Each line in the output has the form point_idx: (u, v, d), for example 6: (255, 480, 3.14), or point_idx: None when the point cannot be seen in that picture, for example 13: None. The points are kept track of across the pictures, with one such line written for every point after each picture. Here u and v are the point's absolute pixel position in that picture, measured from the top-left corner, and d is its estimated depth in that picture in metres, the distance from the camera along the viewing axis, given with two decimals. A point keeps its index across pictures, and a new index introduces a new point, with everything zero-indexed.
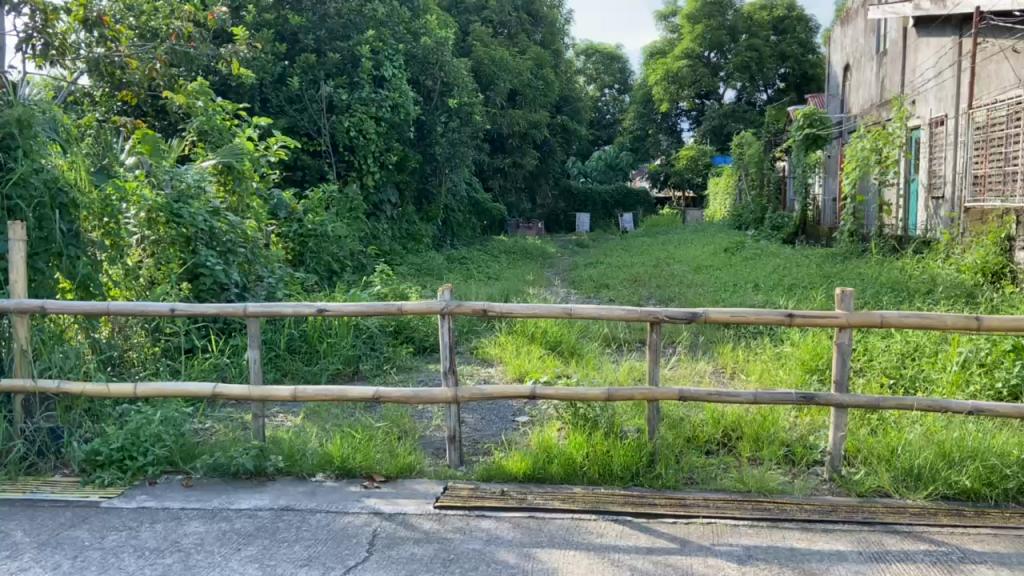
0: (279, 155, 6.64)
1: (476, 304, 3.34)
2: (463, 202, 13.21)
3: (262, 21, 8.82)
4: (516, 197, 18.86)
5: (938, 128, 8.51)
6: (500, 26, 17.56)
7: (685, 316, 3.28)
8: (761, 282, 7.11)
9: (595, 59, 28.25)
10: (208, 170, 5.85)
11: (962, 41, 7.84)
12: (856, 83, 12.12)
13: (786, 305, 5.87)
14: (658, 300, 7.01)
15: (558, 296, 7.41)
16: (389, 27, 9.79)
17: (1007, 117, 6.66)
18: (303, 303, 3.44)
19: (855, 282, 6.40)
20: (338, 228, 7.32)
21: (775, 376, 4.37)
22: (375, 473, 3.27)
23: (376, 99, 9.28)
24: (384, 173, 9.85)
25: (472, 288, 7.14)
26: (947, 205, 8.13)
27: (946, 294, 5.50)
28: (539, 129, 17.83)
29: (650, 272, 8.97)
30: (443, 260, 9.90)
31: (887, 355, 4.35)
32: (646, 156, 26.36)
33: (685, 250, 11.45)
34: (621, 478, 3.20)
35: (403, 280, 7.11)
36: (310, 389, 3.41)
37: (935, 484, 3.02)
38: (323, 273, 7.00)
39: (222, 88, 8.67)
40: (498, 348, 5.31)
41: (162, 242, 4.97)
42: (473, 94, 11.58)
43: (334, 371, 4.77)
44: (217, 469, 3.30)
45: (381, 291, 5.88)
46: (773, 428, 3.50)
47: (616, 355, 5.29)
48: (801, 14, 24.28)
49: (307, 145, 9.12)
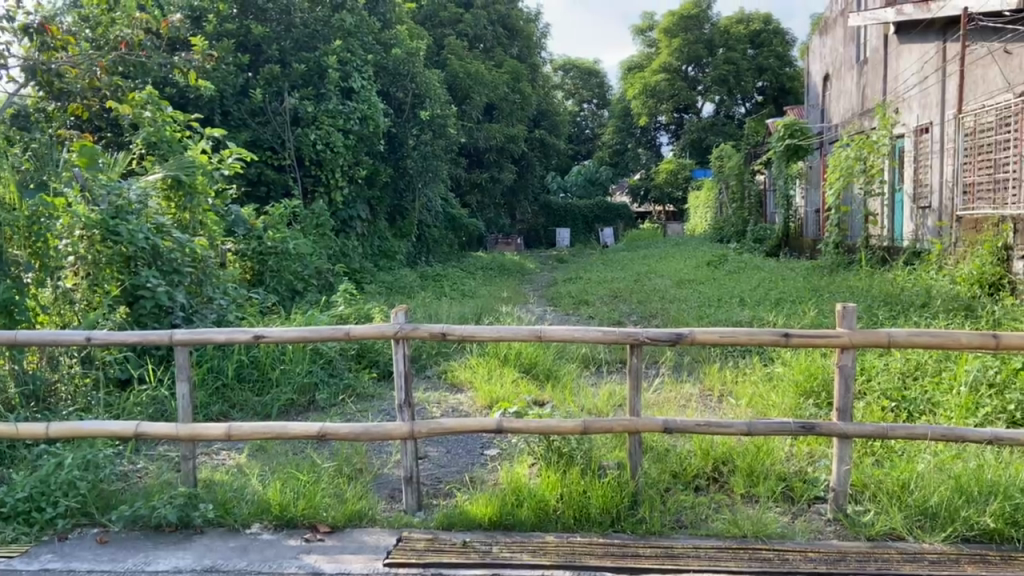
0: (236, 168, 6.24)
1: (434, 326, 2.96)
2: (439, 218, 12.84)
3: (223, 31, 8.45)
4: (494, 212, 18.53)
5: (923, 136, 8.30)
6: (475, 41, 17.33)
7: (668, 337, 2.92)
8: (747, 296, 6.78)
9: (573, 74, 28.15)
10: (155, 184, 5.40)
11: (946, 46, 7.64)
12: (836, 93, 11.97)
13: (775, 320, 5.54)
14: (640, 316, 6.67)
15: (536, 314, 7.06)
16: (358, 37, 9.47)
17: (996, 122, 6.45)
18: (238, 328, 3.06)
19: (847, 296, 6.09)
20: (300, 244, 6.92)
21: (767, 400, 4.01)
22: (319, 523, 2.87)
23: (344, 111, 8.90)
24: (354, 187, 9.45)
25: (443, 307, 6.75)
26: (935, 215, 7.89)
27: (945, 307, 5.22)
28: (516, 143, 17.54)
29: (631, 287, 8.64)
30: (416, 278, 9.51)
31: (887, 374, 4.03)
32: (626, 170, 26.18)
33: (667, 264, 11.13)
34: (600, 523, 2.82)
35: (369, 299, 6.72)
36: (245, 426, 3.01)
37: (954, 526, 2.67)
38: (284, 293, 6.59)
39: (180, 100, 8.25)
40: (468, 371, 4.91)
41: (97, 263, 4.54)
42: (447, 107, 11.26)
43: (285, 402, 4.34)
44: (138, 521, 2.90)
45: (344, 311, 5.49)
46: (769, 461, 3.14)
47: (595, 378, 4.93)
48: (777, 27, 24.30)
49: (270, 159, 8.72)
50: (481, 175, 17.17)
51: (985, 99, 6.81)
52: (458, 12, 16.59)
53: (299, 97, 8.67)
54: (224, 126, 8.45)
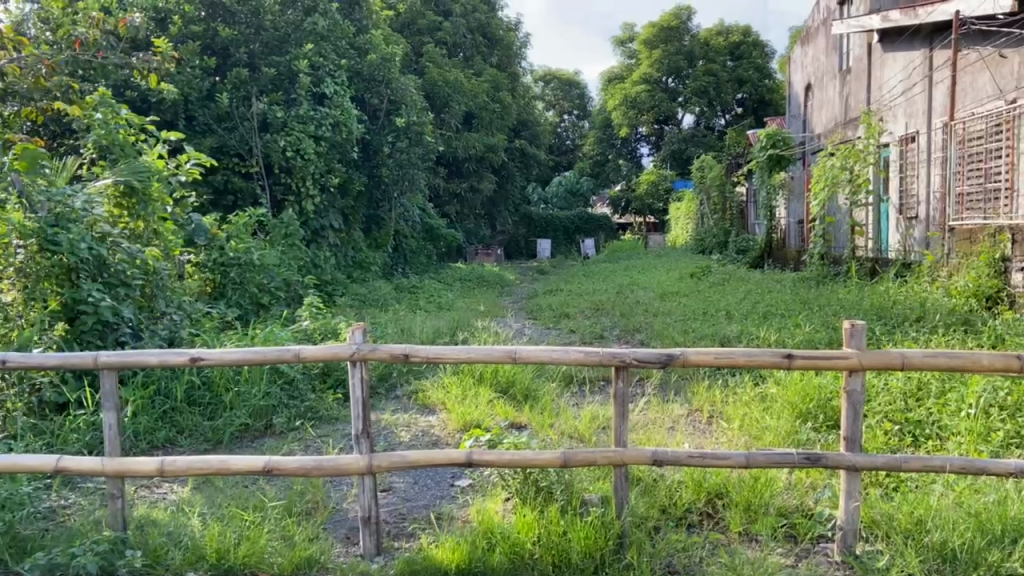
0: (195, 174, 5.86)
1: (396, 347, 2.64)
2: (416, 228, 12.50)
3: (189, 33, 8.08)
4: (474, 223, 18.21)
5: (908, 145, 8.14)
6: (454, 49, 17.05)
7: (658, 359, 2.62)
8: (734, 309, 6.51)
9: (554, 85, 28.00)
10: (106, 191, 5.04)
11: (933, 53, 7.49)
12: (819, 103, 11.83)
13: (765, 334, 5.27)
14: (623, 331, 6.37)
15: (514, 328, 6.73)
16: (331, 41, 9.17)
17: (985, 130, 6.30)
18: (173, 350, 2.72)
19: (839, 309, 5.84)
20: (266, 254, 6.55)
21: (762, 424, 3.71)
22: (262, 573, 2.52)
23: (316, 116, 8.57)
24: (326, 196, 9.09)
25: (416, 320, 6.42)
26: (922, 225, 7.73)
27: (942, 322, 4.98)
28: (496, 153, 17.26)
29: (613, 300, 8.35)
30: (391, 290, 9.17)
31: (888, 395, 3.76)
32: (607, 181, 26.01)
33: (649, 276, 10.89)
34: (582, 569, 2.50)
35: (339, 313, 6.36)
36: (181, 461, 2.70)
37: (978, 571, 2.37)
38: (247, 307, 6.23)
39: (142, 104, 7.86)
40: (441, 392, 4.56)
41: (34, 275, 4.17)
42: (424, 114, 10.97)
43: (238, 427, 3.99)
44: (53, 571, 2.53)
45: (308, 325, 5.13)
46: (768, 495, 2.84)
47: (576, 398, 4.60)
48: (756, 39, 24.30)
49: (237, 166, 8.35)
50: (459, 185, 16.85)
51: (974, 107, 6.66)
52: (437, 20, 16.33)
53: (269, 101, 8.32)
54: (188, 132, 8.06)
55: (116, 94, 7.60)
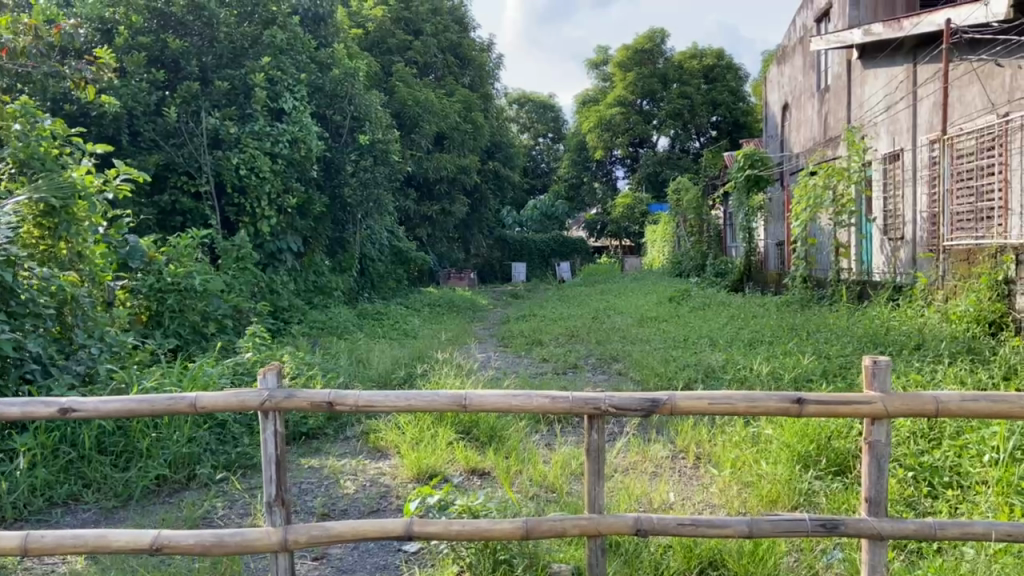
0: (125, 191, 5.28)
1: (318, 393, 2.14)
2: (384, 251, 11.98)
3: (136, 44, 7.52)
4: (447, 246, 17.69)
5: (892, 164, 7.85)
6: (425, 69, 16.66)
7: (640, 407, 2.16)
8: (717, 336, 6.09)
9: (528, 108, 27.81)
10: (19, 208, 4.48)
11: (916, 68, 7.23)
12: (797, 123, 11.59)
13: (752, 364, 4.83)
14: (599, 361, 5.93)
15: (480, 357, 6.23)
16: (291, 56, 8.75)
17: (976, 147, 5.99)
18: (39, 401, 2.24)
19: (830, 336, 5.42)
20: (210, 279, 5.99)
21: (758, 470, 3.23)
22: None
23: (273, 133, 8.10)
24: (284, 217, 8.53)
25: (374, 350, 5.90)
26: (910, 248, 7.42)
27: (945, 349, 4.58)
28: (468, 174, 16.82)
29: (588, 325, 7.90)
30: (353, 316, 8.65)
31: (898, 436, 3.35)
32: (582, 204, 25.73)
33: (626, 300, 10.46)
34: None
35: (287, 343, 5.82)
36: (48, 537, 2.20)
37: None
38: (187, 338, 5.67)
39: (82, 118, 7.28)
40: (394, 433, 4.04)
41: None
42: (390, 132, 10.56)
43: (153, 479, 3.46)
44: None
45: (246, 357, 4.59)
46: (773, 567, 2.36)
47: (546, 439, 4.11)
48: (729, 63, 24.28)
49: (185, 185, 7.78)
50: (431, 207, 16.33)
51: (962, 123, 6.38)
52: (408, 40, 16.02)
53: (221, 117, 7.80)
54: (133, 148, 7.48)
55: (52, 107, 7.02)
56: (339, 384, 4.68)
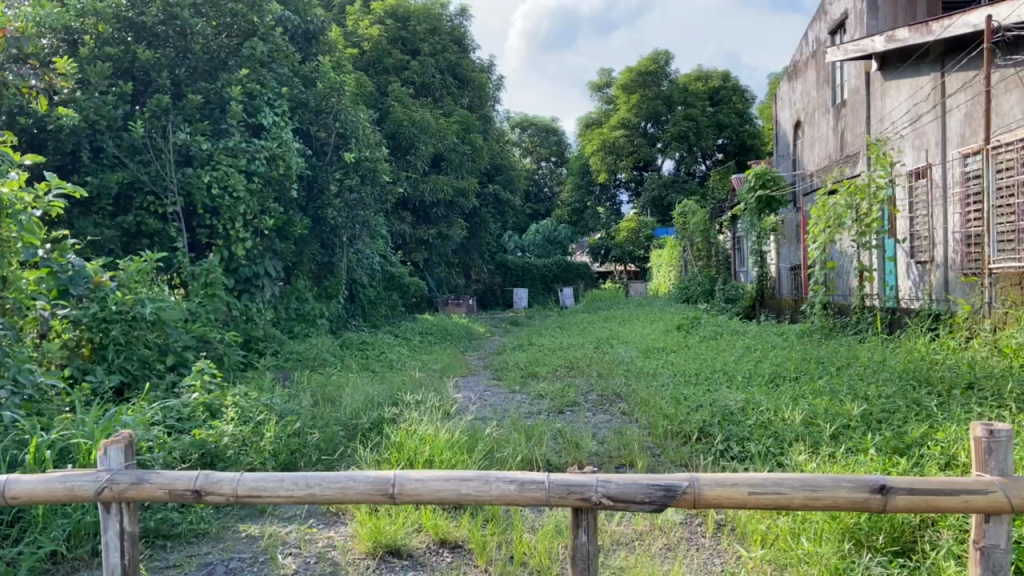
0: (59, 210, 4.60)
1: (182, 480, 2.09)
2: (375, 277, 11.36)
3: (102, 54, 6.89)
4: (445, 271, 17.03)
5: (919, 180, 7.23)
6: (423, 90, 16.16)
7: (647, 498, 1.89)
8: (734, 370, 5.43)
9: (531, 132, 27.40)
10: None
11: (945, 76, 6.64)
12: (810, 141, 11.02)
13: (773, 406, 4.18)
14: (599, 397, 5.30)
15: (469, 395, 5.60)
16: (271, 69, 8.21)
17: (1018, 159, 5.42)
18: None
19: (863, 371, 4.77)
20: (165, 307, 5.35)
21: (798, 550, 2.56)
22: None
23: (248, 150, 7.49)
24: (261, 239, 7.88)
25: (346, 387, 5.24)
26: (943, 271, 6.76)
27: (1006, 389, 3.91)
28: (466, 197, 16.24)
29: (589, 357, 7.26)
30: (334, 346, 8.00)
31: None
32: (586, 229, 25.15)
33: (630, 328, 9.81)
34: None
35: (247, 381, 5.14)
36: None
37: None
38: (134, 372, 5.02)
39: (39, 135, 6.70)
40: None
41: None
42: (379, 150, 10.01)
43: (44, 558, 2.78)
44: None
45: (186, 402, 3.92)
46: None
47: None
48: (735, 85, 23.86)
49: (151, 205, 7.18)
50: (428, 231, 15.69)
51: (1001, 134, 5.77)
52: (404, 60, 15.61)
53: (192, 132, 7.21)
54: (94, 165, 6.88)
55: (6, 121, 6.45)
56: (296, 430, 4.01)
